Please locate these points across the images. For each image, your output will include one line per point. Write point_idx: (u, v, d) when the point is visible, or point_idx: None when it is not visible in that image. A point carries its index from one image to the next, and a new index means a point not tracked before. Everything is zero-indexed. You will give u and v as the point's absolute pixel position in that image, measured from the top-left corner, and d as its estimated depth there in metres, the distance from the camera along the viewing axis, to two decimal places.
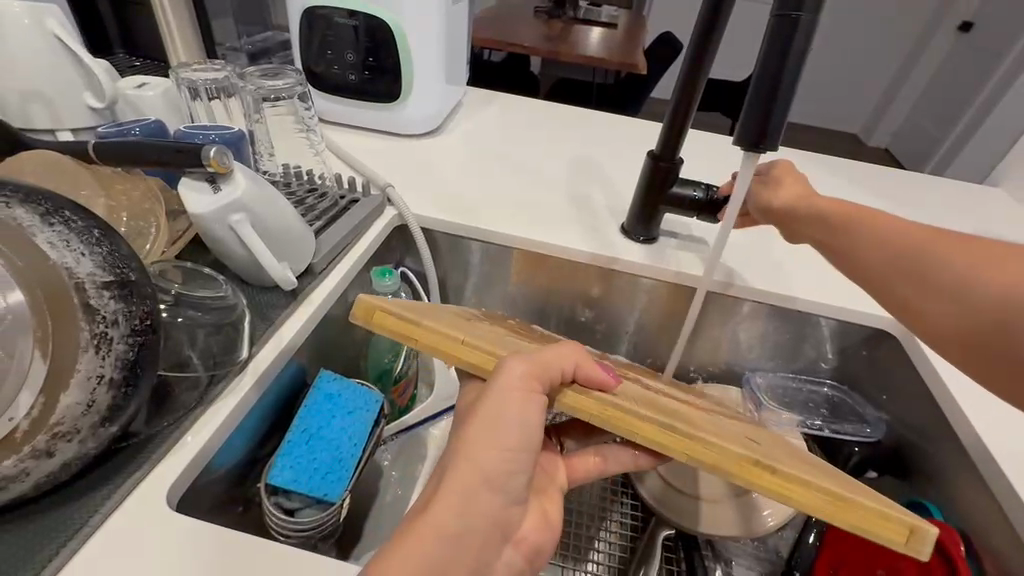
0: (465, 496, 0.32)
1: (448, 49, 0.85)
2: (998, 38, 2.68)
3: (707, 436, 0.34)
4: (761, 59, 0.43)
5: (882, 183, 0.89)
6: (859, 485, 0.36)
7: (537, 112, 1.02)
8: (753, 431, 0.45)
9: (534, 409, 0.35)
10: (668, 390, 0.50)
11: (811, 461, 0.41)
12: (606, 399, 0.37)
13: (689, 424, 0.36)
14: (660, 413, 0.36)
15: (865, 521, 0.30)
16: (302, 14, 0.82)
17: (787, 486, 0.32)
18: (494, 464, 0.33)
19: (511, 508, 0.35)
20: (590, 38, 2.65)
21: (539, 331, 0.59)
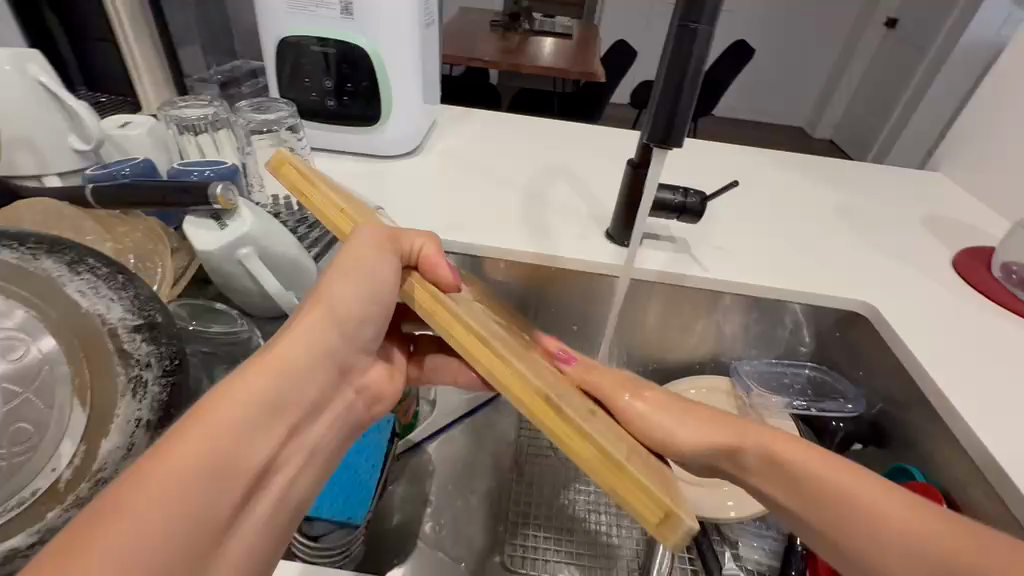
0: (316, 337, 0.34)
1: (423, 71, 0.87)
2: (923, 31, 2.88)
3: (526, 370, 0.34)
4: (666, 64, 0.41)
5: (838, 175, 0.96)
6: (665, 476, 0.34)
7: (512, 126, 1.05)
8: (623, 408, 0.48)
9: (383, 270, 0.38)
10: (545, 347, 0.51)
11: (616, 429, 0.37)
12: (450, 302, 0.39)
13: (520, 358, 0.35)
14: (491, 334, 0.36)
15: (624, 488, 0.28)
16: (275, 44, 0.83)
17: (565, 429, 0.31)
18: (351, 306, 0.37)
19: (353, 348, 0.38)
20: (545, 49, 2.71)
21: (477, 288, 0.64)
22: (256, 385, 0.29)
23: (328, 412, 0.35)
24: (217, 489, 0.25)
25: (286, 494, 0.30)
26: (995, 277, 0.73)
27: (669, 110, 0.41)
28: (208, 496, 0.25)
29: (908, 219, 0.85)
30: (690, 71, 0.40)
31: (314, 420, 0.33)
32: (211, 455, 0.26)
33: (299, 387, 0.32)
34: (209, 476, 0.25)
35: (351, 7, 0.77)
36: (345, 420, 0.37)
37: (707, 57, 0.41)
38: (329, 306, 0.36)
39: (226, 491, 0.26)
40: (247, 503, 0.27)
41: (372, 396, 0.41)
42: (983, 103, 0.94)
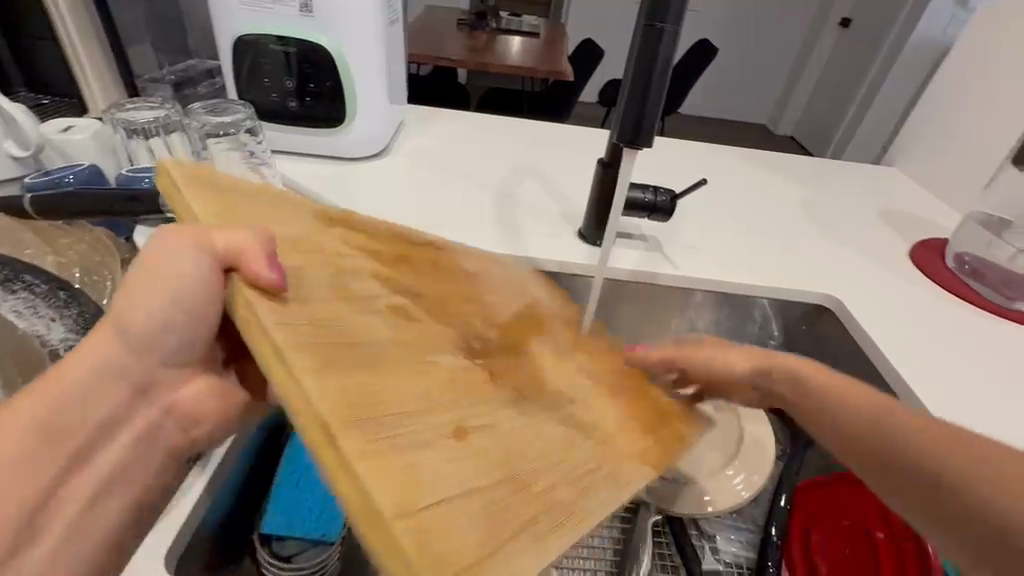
0: (98, 360, 0.33)
1: (389, 71, 0.85)
2: (875, 31, 3.00)
3: (374, 384, 0.27)
4: (633, 63, 0.41)
5: (800, 171, 0.98)
6: (525, 497, 0.27)
7: (481, 126, 1.04)
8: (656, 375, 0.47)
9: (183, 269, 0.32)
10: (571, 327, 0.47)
11: (515, 434, 0.31)
12: (328, 302, 0.31)
13: (378, 365, 0.29)
14: (325, 339, 0.27)
15: (386, 552, 0.21)
16: (231, 43, 0.80)
17: (341, 472, 0.22)
18: (143, 320, 0.35)
19: (151, 363, 0.36)
20: (513, 48, 2.70)
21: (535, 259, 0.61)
22: (23, 426, 0.29)
23: (118, 436, 0.35)
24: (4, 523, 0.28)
25: (91, 518, 0.33)
26: (951, 268, 0.76)
27: (637, 108, 0.41)
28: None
29: (866, 213, 0.88)
30: (658, 70, 0.40)
31: (109, 443, 0.34)
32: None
33: (87, 410, 0.32)
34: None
35: (312, 5, 0.75)
36: (149, 438, 0.37)
37: (674, 56, 0.40)
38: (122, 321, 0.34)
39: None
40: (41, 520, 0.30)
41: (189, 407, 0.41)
42: (935, 100, 0.98)
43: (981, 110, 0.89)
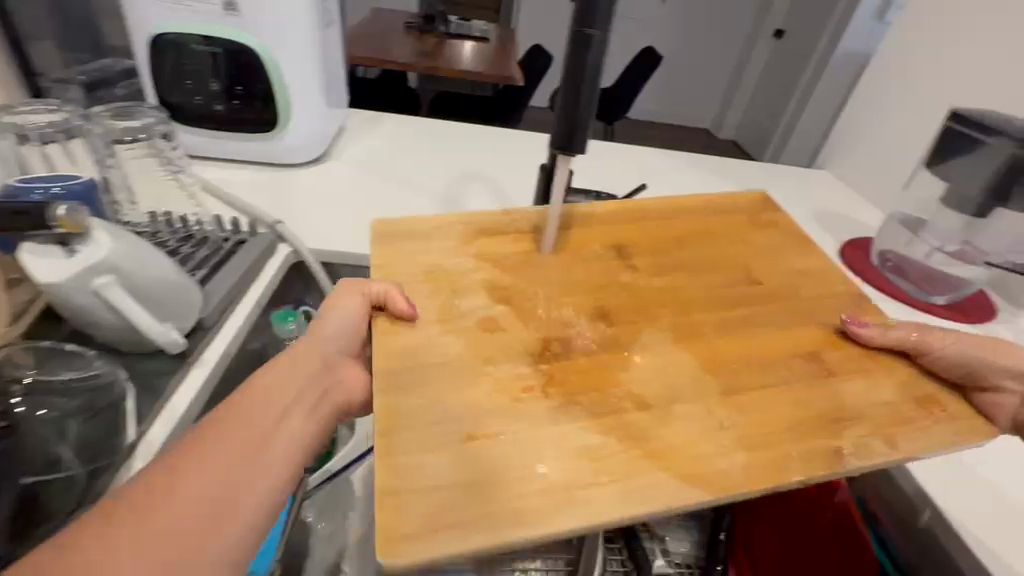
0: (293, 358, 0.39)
1: (325, 74, 0.81)
2: (806, 41, 3.18)
3: (417, 407, 0.37)
4: (566, 69, 0.40)
5: (737, 174, 1.02)
6: (508, 457, 0.35)
7: (424, 130, 1.02)
8: (833, 358, 0.45)
9: (348, 302, 0.43)
10: (727, 313, 0.48)
11: (537, 444, 0.36)
12: (432, 334, 0.43)
13: (438, 384, 0.39)
14: (414, 358, 0.40)
15: (383, 511, 0.31)
16: (149, 41, 0.74)
17: (384, 459, 0.34)
18: (332, 329, 0.42)
19: (341, 354, 0.42)
20: (462, 52, 2.69)
21: (783, 214, 0.60)
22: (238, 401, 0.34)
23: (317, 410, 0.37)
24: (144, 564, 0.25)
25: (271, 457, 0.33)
26: (873, 265, 0.81)
27: (569, 115, 0.41)
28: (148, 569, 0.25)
29: (798, 214, 0.92)
30: (589, 76, 0.40)
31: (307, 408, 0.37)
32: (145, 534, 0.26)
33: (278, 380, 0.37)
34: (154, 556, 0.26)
35: (235, 3, 0.70)
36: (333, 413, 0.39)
37: (605, 62, 0.40)
38: (318, 329, 0.41)
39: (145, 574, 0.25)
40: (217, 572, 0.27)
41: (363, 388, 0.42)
42: (859, 105, 1.04)
43: (898, 116, 0.95)
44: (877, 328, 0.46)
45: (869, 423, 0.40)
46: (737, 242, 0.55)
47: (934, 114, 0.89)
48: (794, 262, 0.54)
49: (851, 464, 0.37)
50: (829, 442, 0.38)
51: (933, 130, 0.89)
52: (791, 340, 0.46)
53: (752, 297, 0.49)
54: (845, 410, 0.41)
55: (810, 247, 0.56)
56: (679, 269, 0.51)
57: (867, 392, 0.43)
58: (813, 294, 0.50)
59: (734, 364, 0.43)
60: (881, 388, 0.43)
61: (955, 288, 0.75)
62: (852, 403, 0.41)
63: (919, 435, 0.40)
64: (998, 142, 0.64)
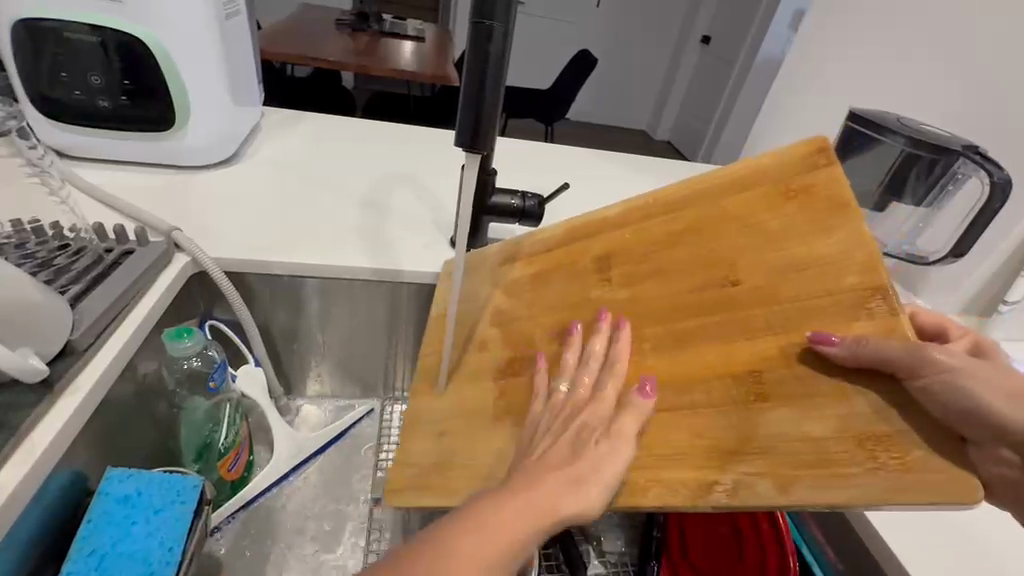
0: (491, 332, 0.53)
1: (230, 69, 0.75)
2: (730, 48, 3.37)
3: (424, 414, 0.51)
4: (470, 64, 0.39)
5: (663, 172, 1.04)
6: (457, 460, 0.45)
7: (347, 130, 0.97)
8: (779, 377, 0.37)
9: (492, 263, 0.59)
10: (684, 326, 0.42)
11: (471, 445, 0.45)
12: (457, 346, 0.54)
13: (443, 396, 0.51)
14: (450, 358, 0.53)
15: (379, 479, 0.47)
16: (14, 27, 0.65)
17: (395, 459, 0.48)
18: (469, 299, 0.58)
19: (467, 314, 0.56)
20: (395, 51, 2.61)
21: (828, 170, 0.41)
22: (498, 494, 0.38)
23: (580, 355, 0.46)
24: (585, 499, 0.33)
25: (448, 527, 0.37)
26: None
27: (475, 111, 0.39)
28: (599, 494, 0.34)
29: None
30: (493, 71, 0.38)
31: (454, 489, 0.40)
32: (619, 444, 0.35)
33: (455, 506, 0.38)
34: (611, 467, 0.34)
35: None
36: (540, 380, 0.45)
37: (509, 57, 0.39)
38: (459, 299, 0.58)
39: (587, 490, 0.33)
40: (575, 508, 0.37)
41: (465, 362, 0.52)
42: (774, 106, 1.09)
43: (809, 117, 1.01)
44: (849, 341, 0.35)
45: (773, 463, 0.34)
46: (740, 224, 0.43)
47: (837, 115, 0.95)
48: (803, 243, 0.40)
49: (719, 502, 0.34)
50: (710, 474, 0.35)
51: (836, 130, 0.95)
52: (739, 356, 0.39)
53: (718, 305, 0.41)
54: (762, 442, 0.35)
55: (843, 216, 0.39)
56: (653, 274, 0.46)
57: (797, 426, 0.35)
58: (799, 295, 0.38)
59: (665, 384, 0.40)
60: (820, 425, 0.34)
61: None
62: (770, 438, 0.35)
63: (834, 488, 0.32)
64: (891, 140, 0.68)
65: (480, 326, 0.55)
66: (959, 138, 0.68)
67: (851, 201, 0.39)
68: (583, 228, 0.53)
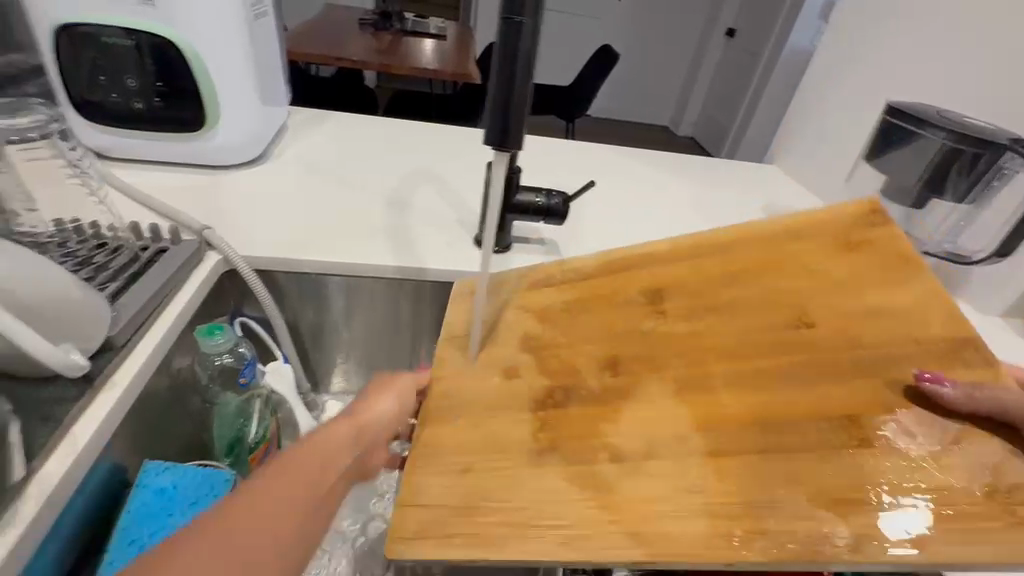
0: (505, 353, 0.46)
1: (259, 70, 0.77)
2: (756, 41, 3.29)
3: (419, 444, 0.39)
4: (497, 60, 0.38)
5: (689, 169, 1.02)
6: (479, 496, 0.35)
7: (371, 129, 0.98)
8: (876, 421, 0.35)
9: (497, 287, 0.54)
10: (760, 364, 0.40)
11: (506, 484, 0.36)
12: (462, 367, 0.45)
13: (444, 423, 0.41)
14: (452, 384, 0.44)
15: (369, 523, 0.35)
16: (54, 33, 0.68)
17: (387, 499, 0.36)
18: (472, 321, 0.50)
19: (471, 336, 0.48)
20: (417, 50, 2.63)
21: (882, 229, 0.47)
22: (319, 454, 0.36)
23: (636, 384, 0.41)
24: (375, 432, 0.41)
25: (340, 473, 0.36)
26: None
27: (504, 108, 0.38)
28: (381, 420, 0.42)
29: (752, 207, 0.92)
30: (522, 68, 0.38)
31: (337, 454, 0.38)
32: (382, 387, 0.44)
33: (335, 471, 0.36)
34: (377, 404, 0.43)
35: None
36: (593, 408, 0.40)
37: (537, 53, 0.38)
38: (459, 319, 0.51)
39: (362, 417, 0.41)
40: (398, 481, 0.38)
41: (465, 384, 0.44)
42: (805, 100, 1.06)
43: (843, 111, 0.97)
44: (962, 386, 0.35)
45: (899, 515, 0.31)
46: (804, 274, 0.46)
47: (873, 108, 0.91)
48: (883, 292, 0.41)
49: (843, 560, 0.29)
50: (820, 525, 0.31)
51: (871, 124, 0.92)
52: (834, 397, 0.37)
53: (794, 343, 0.40)
54: (885, 496, 0.31)
55: (908, 270, 0.44)
56: (716, 309, 0.45)
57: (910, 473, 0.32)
58: (883, 341, 0.39)
59: (748, 424, 0.36)
60: (935, 475, 0.32)
61: None
62: (888, 487, 0.32)
63: (978, 539, 0.30)
64: (931, 133, 0.65)
65: (501, 347, 0.47)
66: (1005, 131, 0.65)
67: (913, 256, 0.45)
68: (614, 265, 0.52)
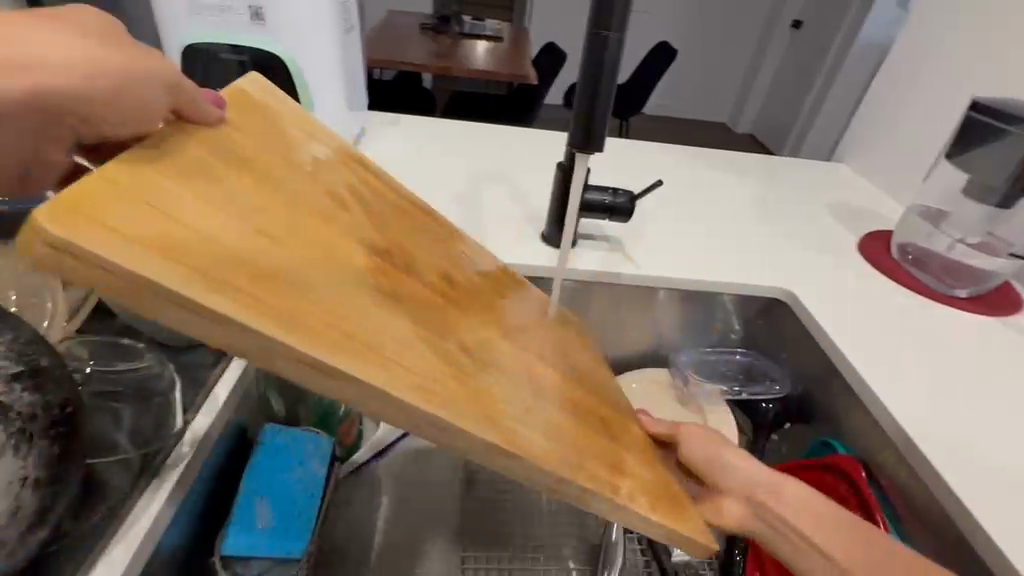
0: (321, 177, 0.39)
1: (347, 79, 0.84)
2: (823, 34, 3.15)
3: (189, 221, 0.27)
4: (582, 72, 0.42)
5: (753, 168, 1.01)
6: (285, 291, 0.28)
7: (440, 132, 1.03)
8: (618, 432, 0.42)
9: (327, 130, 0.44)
10: (567, 360, 0.46)
11: (337, 306, 0.30)
12: (259, 174, 0.35)
13: (233, 198, 0.31)
14: (233, 167, 0.33)
15: (135, 294, 0.23)
16: (180, 51, 0.77)
17: (154, 206, 0.26)
18: (271, 131, 0.39)
19: (290, 180, 0.36)
20: (475, 52, 2.70)
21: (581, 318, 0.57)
22: None
23: (485, 311, 0.42)
24: (50, 109, 0.29)
25: None
26: (892, 258, 0.80)
27: (587, 114, 0.42)
28: (64, 97, 0.29)
29: (820, 207, 0.91)
30: (607, 75, 0.42)
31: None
32: (99, 32, 0.32)
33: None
34: (48, 51, 0.29)
35: (262, 13, 0.73)
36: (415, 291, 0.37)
37: (621, 63, 0.42)
38: (290, 142, 0.40)
39: (24, 86, 0.28)
40: (139, 163, 0.29)
41: (255, 174, 0.34)
42: (878, 97, 1.03)
43: (920, 108, 0.94)
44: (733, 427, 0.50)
45: (632, 482, 0.37)
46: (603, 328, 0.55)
47: (954, 105, 0.88)
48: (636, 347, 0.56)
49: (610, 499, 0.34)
50: (610, 478, 0.35)
51: (956, 120, 0.88)
52: (590, 404, 0.43)
53: (568, 365, 0.46)
54: (674, 484, 0.42)
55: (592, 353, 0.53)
56: (541, 306, 0.49)
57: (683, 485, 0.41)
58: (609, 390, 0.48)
59: (558, 390, 0.41)
60: (644, 470, 0.40)
61: (980, 280, 0.74)
62: (631, 470, 0.38)
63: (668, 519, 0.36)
64: (1022, 129, 0.63)
65: (320, 179, 0.39)
66: None
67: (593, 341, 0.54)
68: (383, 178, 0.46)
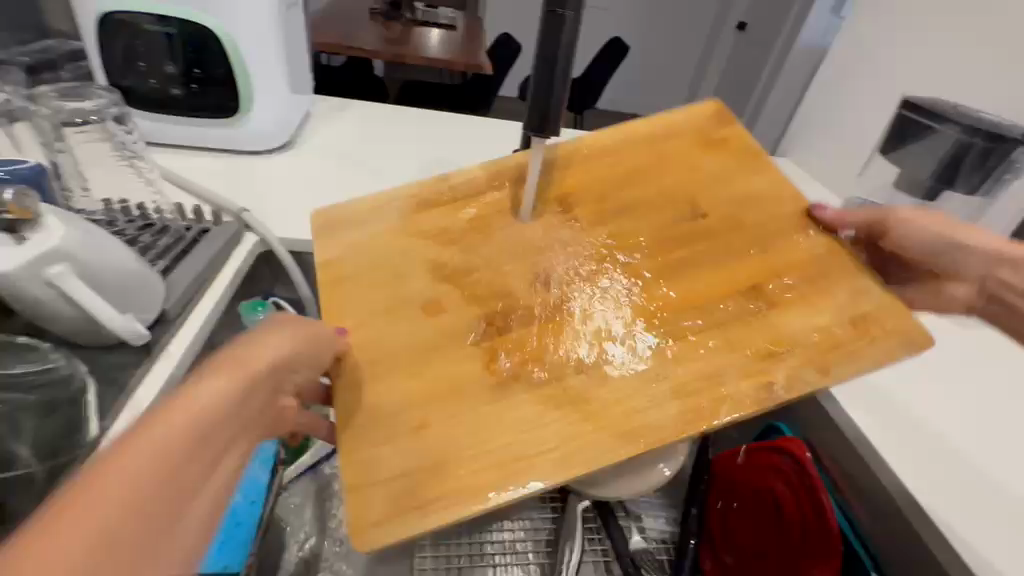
0: (419, 278, 0.50)
1: (290, 58, 0.79)
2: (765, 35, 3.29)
3: (376, 452, 0.41)
4: (538, 54, 0.41)
5: None
6: (482, 431, 0.41)
7: (392, 118, 0.99)
8: (794, 289, 0.46)
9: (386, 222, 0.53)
10: (667, 273, 0.47)
11: (476, 424, 0.41)
12: (380, 330, 0.47)
13: (385, 379, 0.44)
14: (371, 345, 0.46)
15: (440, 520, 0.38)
16: (95, 20, 0.70)
17: (354, 469, 0.40)
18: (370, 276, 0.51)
19: (404, 307, 0.48)
20: (428, 39, 2.63)
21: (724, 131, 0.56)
22: (179, 416, 0.30)
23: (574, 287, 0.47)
24: (281, 368, 0.37)
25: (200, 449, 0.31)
26: None
27: (543, 99, 0.41)
28: (290, 359, 0.38)
29: None
30: (564, 55, 0.40)
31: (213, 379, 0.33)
32: (295, 323, 0.40)
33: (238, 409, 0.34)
34: (270, 344, 0.37)
35: None
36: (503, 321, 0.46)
37: (577, 45, 0.40)
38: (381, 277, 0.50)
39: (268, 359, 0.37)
40: (345, 435, 0.42)
41: (390, 335, 0.47)
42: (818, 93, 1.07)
43: (856, 105, 0.99)
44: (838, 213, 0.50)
45: (807, 351, 0.43)
46: (669, 172, 0.53)
47: (888, 102, 0.93)
48: (706, 169, 0.53)
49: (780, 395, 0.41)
50: (762, 376, 0.42)
51: (888, 118, 0.93)
52: (740, 280, 0.46)
53: (704, 234, 0.49)
54: (834, 329, 0.44)
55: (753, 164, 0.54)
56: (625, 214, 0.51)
57: (843, 310, 0.45)
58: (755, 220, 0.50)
59: (690, 308, 0.45)
60: (825, 314, 0.44)
61: None
62: (793, 335, 0.43)
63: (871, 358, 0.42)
64: (949, 127, 0.67)
65: (406, 282, 0.50)
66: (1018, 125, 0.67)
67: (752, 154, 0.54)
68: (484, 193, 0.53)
